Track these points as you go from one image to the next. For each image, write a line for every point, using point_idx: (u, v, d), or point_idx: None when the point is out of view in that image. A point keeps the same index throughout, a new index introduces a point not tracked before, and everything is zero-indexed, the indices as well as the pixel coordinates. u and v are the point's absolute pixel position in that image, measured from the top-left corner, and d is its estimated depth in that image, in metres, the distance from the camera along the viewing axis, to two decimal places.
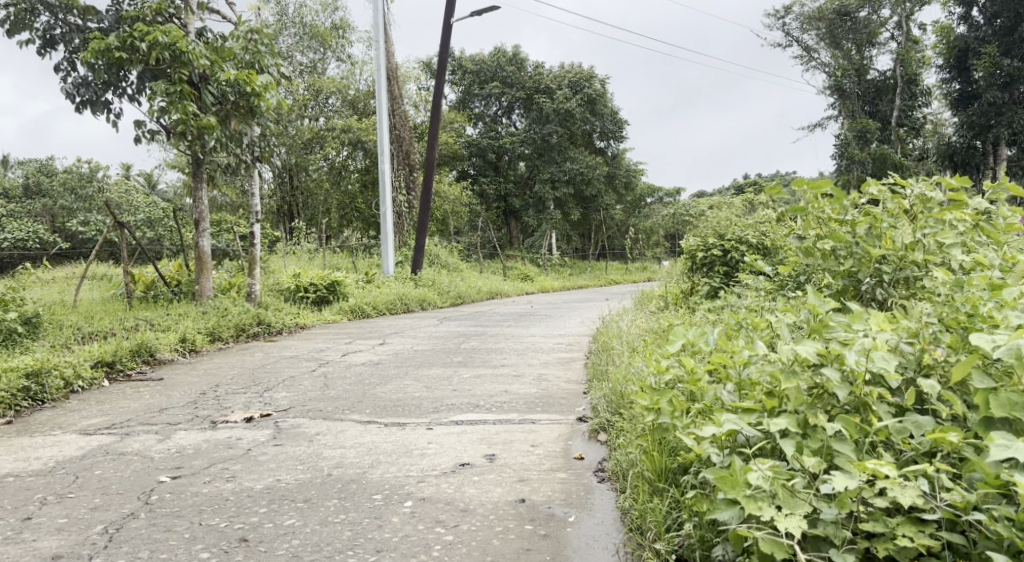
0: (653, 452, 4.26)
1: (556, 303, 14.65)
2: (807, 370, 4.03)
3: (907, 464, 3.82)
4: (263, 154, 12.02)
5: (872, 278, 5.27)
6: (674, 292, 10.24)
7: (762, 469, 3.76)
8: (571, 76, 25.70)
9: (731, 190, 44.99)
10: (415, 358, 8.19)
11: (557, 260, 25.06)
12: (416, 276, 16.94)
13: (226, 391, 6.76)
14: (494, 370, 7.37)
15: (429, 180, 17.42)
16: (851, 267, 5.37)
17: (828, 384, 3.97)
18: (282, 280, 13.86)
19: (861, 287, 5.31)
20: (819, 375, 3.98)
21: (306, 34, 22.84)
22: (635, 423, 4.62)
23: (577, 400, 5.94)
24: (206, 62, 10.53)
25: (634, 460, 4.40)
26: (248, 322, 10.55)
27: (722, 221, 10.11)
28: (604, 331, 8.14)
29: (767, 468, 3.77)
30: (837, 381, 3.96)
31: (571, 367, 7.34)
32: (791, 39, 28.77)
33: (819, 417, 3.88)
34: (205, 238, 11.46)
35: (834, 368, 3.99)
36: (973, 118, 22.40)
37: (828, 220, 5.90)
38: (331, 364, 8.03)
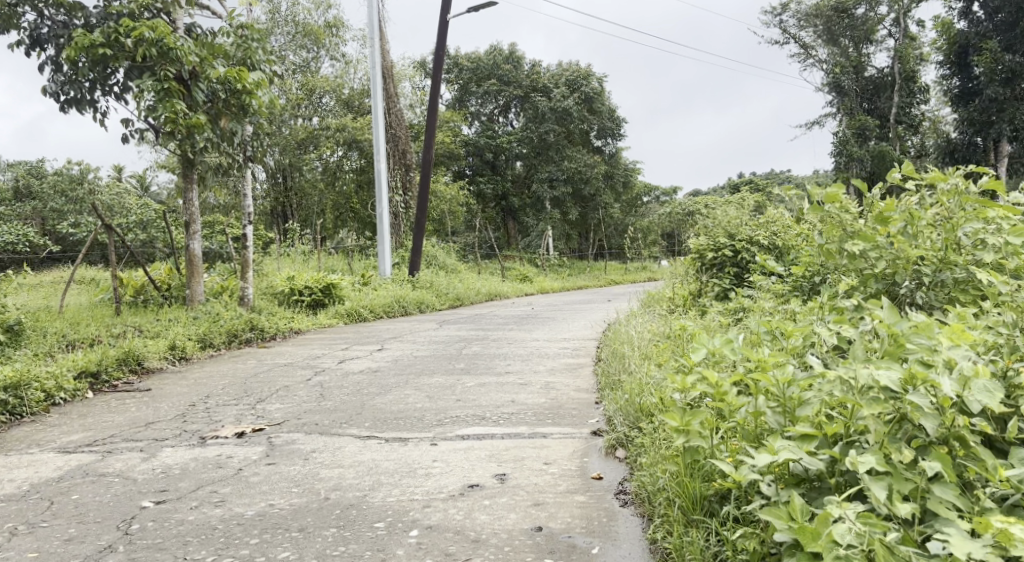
0: (686, 479, 3.97)
1: (557, 305, 14.29)
2: (885, 395, 3.76)
3: (1011, 509, 3.58)
4: (256, 154, 11.64)
5: (911, 282, 5.11)
6: (682, 294, 9.90)
7: (857, 516, 3.47)
8: (567, 74, 25.35)
9: (728, 189, 44.76)
10: (415, 365, 7.85)
11: (556, 261, 24.70)
12: (413, 278, 16.58)
13: (217, 403, 6.40)
14: (498, 378, 7.02)
15: (425, 181, 17.07)
16: (886, 270, 5.19)
17: (915, 413, 3.69)
18: (276, 283, 13.51)
19: (899, 293, 5.11)
20: (903, 403, 3.72)
21: (299, 33, 22.50)
22: (662, 443, 4.32)
23: (589, 411, 5.60)
24: (196, 59, 10.17)
25: (663, 484, 4.11)
26: (240, 327, 10.20)
27: (731, 220, 9.78)
28: (613, 336, 7.81)
29: (860, 515, 3.48)
30: (926, 412, 3.67)
31: (580, 375, 7.00)
32: (788, 37, 28.44)
33: (906, 453, 3.61)
34: (196, 240, 11.08)
35: (920, 395, 3.70)
36: (973, 115, 22.03)
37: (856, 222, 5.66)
38: (327, 372, 7.68)
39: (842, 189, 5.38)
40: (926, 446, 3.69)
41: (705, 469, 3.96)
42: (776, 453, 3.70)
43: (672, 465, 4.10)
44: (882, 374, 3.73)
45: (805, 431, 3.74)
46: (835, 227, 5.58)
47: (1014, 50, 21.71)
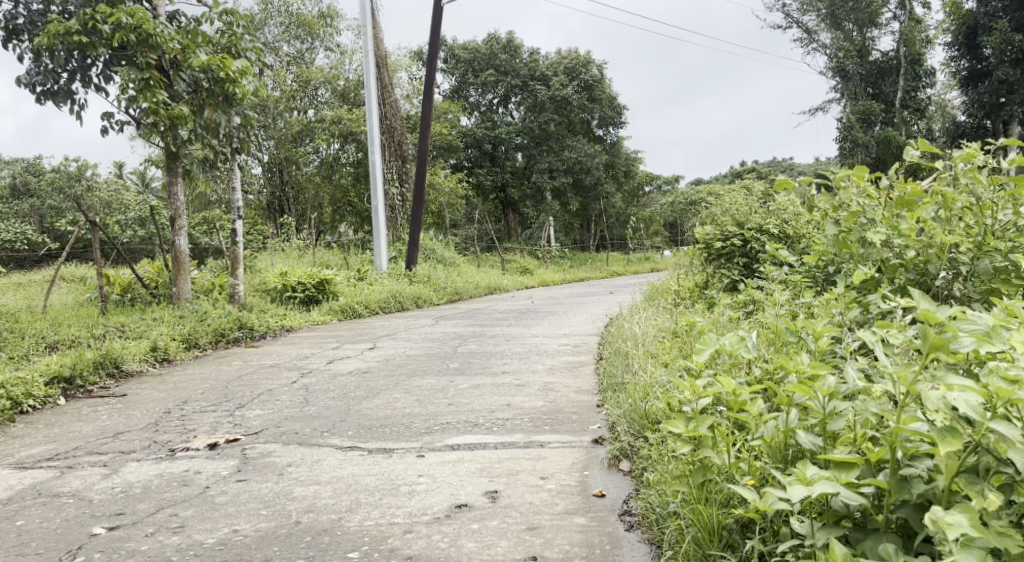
0: (699, 504, 3.63)
1: (559, 299, 13.86)
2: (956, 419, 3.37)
3: None
4: (243, 145, 11.21)
5: (948, 272, 4.76)
6: (688, 286, 9.49)
7: None
8: (567, 62, 24.87)
9: (731, 176, 44.33)
10: (407, 365, 7.45)
11: (557, 252, 24.29)
12: (410, 272, 16.17)
13: (193, 409, 6.00)
14: (494, 378, 6.62)
15: (422, 172, 16.64)
16: (917, 258, 4.84)
17: (1000, 445, 3.31)
18: (269, 279, 13.14)
19: (933, 283, 4.78)
20: (983, 433, 3.33)
21: (293, 24, 22.09)
22: (670, 458, 3.95)
23: (591, 416, 5.19)
24: (177, 46, 9.83)
25: (673, 507, 3.76)
26: (228, 327, 9.77)
27: (739, 207, 9.36)
28: (615, 332, 7.41)
29: None
30: (1013, 443, 3.30)
31: (581, 374, 6.59)
32: (791, 22, 27.92)
33: (992, 498, 3.25)
34: (181, 237, 10.68)
35: (1002, 425, 3.32)
36: (983, 97, 21.53)
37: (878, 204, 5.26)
38: (315, 374, 7.27)
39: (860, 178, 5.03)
40: (1011, 483, 3.33)
41: (719, 493, 3.64)
42: (811, 484, 3.40)
43: (683, 486, 3.74)
44: (959, 398, 3.32)
45: (842, 460, 3.42)
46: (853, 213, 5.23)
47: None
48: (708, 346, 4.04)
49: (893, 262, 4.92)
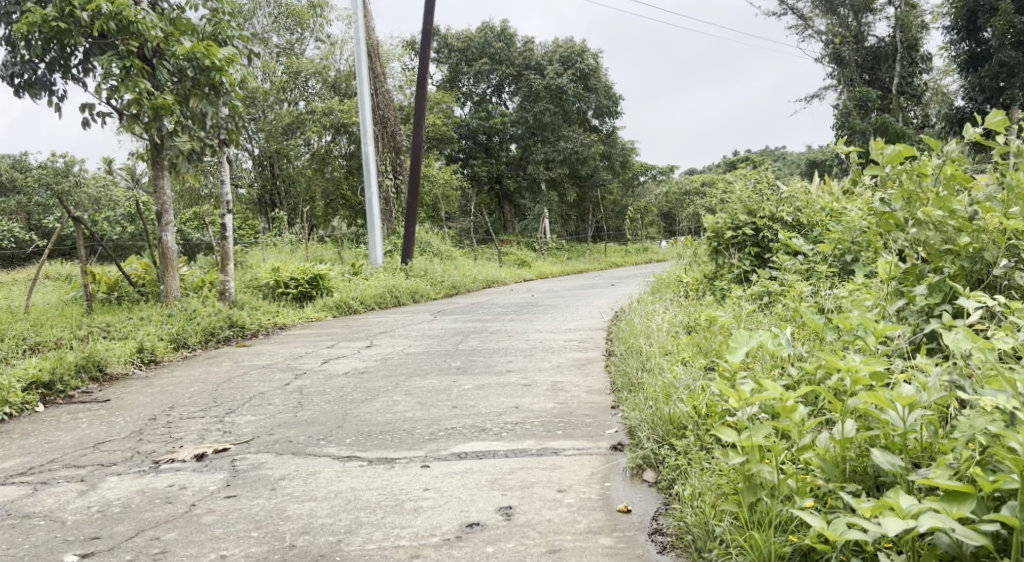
0: (754, 529, 3.49)
1: (559, 291, 13.48)
2: None
3: None
4: (231, 135, 10.88)
5: (1010, 260, 4.58)
6: (695, 278, 9.16)
7: None
8: (561, 51, 24.47)
9: (725, 165, 43.98)
10: (407, 364, 7.11)
11: (553, 244, 23.95)
12: (406, 266, 15.80)
13: (181, 415, 5.63)
14: (499, 377, 6.30)
15: (417, 164, 16.26)
16: (973, 245, 4.66)
17: None
18: (260, 276, 12.77)
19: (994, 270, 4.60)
20: None
21: (282, 13, 21.73)
22: (713, 473, 3.78)
23: (605, 419, 4.91)
24: (160, 34, 9.51)
25: (721, 528, 3.60)
26: (218, 325, 9.38)
27: (750, 194, 9.01)
28: (625, 326, 7.11)
29: None
30: None
31: (590, 372, 6.28)
32: (786, 9, 27.57)
33: None
34: (168, 231, 10.29)
35: None
36: (983, 81, 21.17)
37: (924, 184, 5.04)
38: (309, 375, 6.89)
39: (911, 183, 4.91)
40: None
41: (775, 516, 3.48)
42: (910, 518, 3.27)
43: (732, 506, 3.59)
44: None
45: (956, 491, 3.30)
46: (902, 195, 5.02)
47: None
48: (751, 341, 3.88)
49: (937, 249, 4.78)
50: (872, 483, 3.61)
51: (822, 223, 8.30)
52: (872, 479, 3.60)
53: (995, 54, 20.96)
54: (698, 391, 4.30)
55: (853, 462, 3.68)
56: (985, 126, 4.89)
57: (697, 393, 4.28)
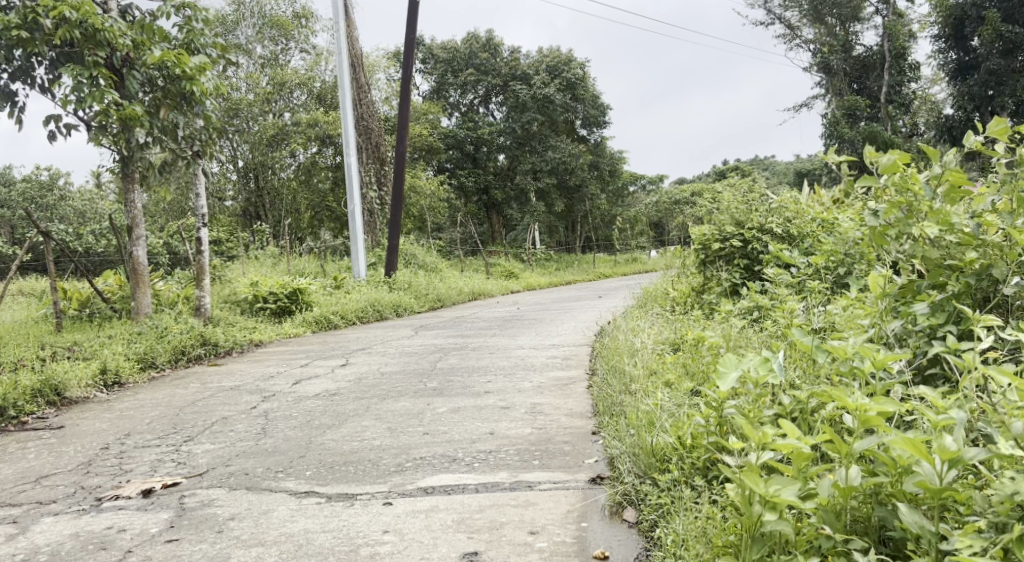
0: None
1: (546, 305, 13.13)
2: None
3: None
4: (206, 145, 10.48)
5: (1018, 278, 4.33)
6: (683, 291, 8.87)
7: None
8: (547, 60, 24.21)
9: (713, 176, 43.79)
10: (381, 385, 6.78)
11: (542, 254, 23.66)
12: (390, 279, 15.44)
13: (136, 443, 5.25)
14: (476, 399, 5.99)
15: (400, 177, 15.93)
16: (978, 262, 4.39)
17: None
18: (239, 290, 12.44)
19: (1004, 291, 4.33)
20: None
21: (266, 24, 21.49)
22: (710, 523, 3.55)
23: (584, 447, 4.62)
24: (129, 42, 9.21)
25: None
26: (189, 343, 9.01)
27: (738, 205, 8.73)
28: (609, 343, 6.82)
29: None
30: None
31: (571, 393, 5.95)
32: (773, 18, 27.39)
33: None
34: (139, 245, 9.94)
35: None
36: (972, 89, 20.90)
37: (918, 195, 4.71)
38: (278, 397, 6.54)
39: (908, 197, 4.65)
40: None
41: None
42: None
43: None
44: None
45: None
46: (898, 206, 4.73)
47: (1013, 20, 20.62)
48: (742, 368, 3.65)
49: (939, 265, 4.51)
50: (878, 536, 3.47)
51: (814, 235, 8.03)
52: (877, 531, 3.46)
53: (983, 62, 20.74)
54: (682, 419, 4.08)
55: (857, 511, 3.48)
56: (987, 136, 4.63)
57: (683, 422, 4.04)
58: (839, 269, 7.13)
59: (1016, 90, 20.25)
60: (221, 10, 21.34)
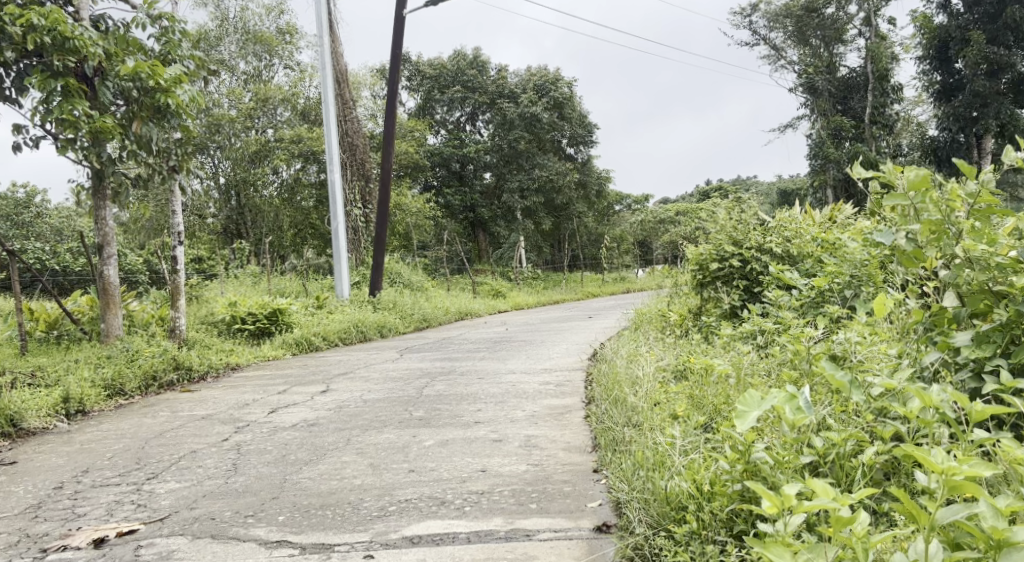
0: None
1: (535, 325, 12.71)
2: None
3: None
4: (182, 161, 10.00)
5: None
6: (680, 313, 8.48)
7: None
8: (534, 78, 23.90)
9: (700, 194, 43.57)
10: (363, 416, 6.31)
11: (529, 273, 23.30)
12: (374, 299, 14.99)
13: (94, 481, 4.81)
14: (465, 430, 5.58)
15: (385, 195, 15.52)
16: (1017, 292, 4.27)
17: None
18: (216, 310, 12.02)
19: None
20: None
21: (249, 40, 21.15)
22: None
23: (586, 486, 4.36)
24: (100, 52, 8.75)
25: None
26: (161, 368, 8.56)
27: (734, 224, 8.35)
28: (604, 371, 6.46)
29: None
30: None
31: (569, 425, 5.52)
32: (759, 38, 27.15)
33: None
34: (110, 266, 9.51)
35: None
36: (957, 110, 20.40)
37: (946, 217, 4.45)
38: (251, 429, 6.10)
39: (935, 219, 4.46)
40: None
41: None
42: None
43: None
44: None
45: None
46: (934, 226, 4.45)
47: (997, 43, 20.16)
48: (765, 405, 3.81)
49: (980, 293, 4.39)
50: None
51: (816, 255, 7.67)
52: None
53: (968, 84, 20.29)
54: (698, 460, 4.00)
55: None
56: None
57: (704, 465, 3.96)
58: (845, 292, 6.83)
59: (1001, 112, 19.84)
60: (203, 25, 20.88)
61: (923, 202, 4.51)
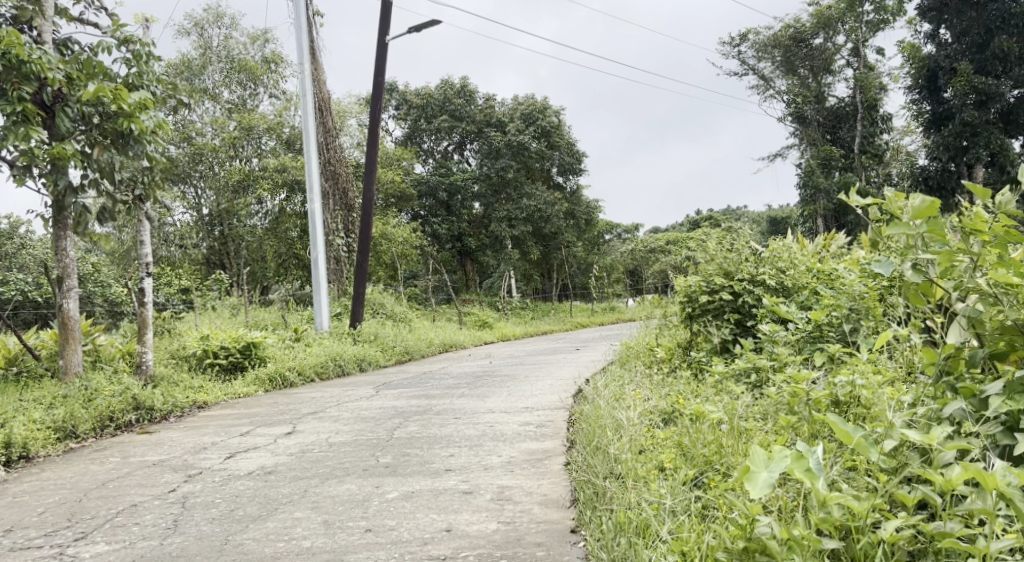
0: None
1: (520, 358, 12.23)
2: None
3: None
4: (150, 190, 9.53)
5: None
6: (668, 348, 8.04)
7: None
8: (522, 108, 23.58)
9: (690, 223, 43.31)
10: (326, 461, 5.86)
11: (517, 304, 22.84)
12: (355, 330, 14.50)
13: (17, 543, 4.42)
14: (433, 479, 5.13)
15: (367, 224, 15.07)
16: None
17: None
18: (187, 344, 11.53)
19: None
20: None
21: (232, 68, 20.79)
22: None
23: (562, 549, 4.03)
24: (60, 77, 8.32)
25: None
26: (119, 408, 8.07)
27: (724, 254, 7.93)
28: (585, 414, 5.98)
29: None
30: None
31: (548, 473, 5.07)
32: (747, 68, 26.88)
33: None
34: (69, 298, 9.02)
35: None
36: (945, 140, 20.01)
37: (962, 247, 4.03)
38: (204, 476, 5.65)
39: (949, 250, 4.01)
40: None
41: None
42: None
43: None
44: None
45: None
46: (949, 255, 4.01)
47: (986, 72, 19.81)
48: (774, 467, 3.63)
49: (1006, 337, 3.99)
50: None
51: (812, 287, 7.26)
52: None
53: (957, 114, 19.93)
54: (693, 534, 3.72)
55: None
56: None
57: (703, 535, 3.71)
58: (844, 326, 6.44)
59: (991, 142, 19.46)
60: (187, 54, 20.62)
61: (932, 230, 4.05)
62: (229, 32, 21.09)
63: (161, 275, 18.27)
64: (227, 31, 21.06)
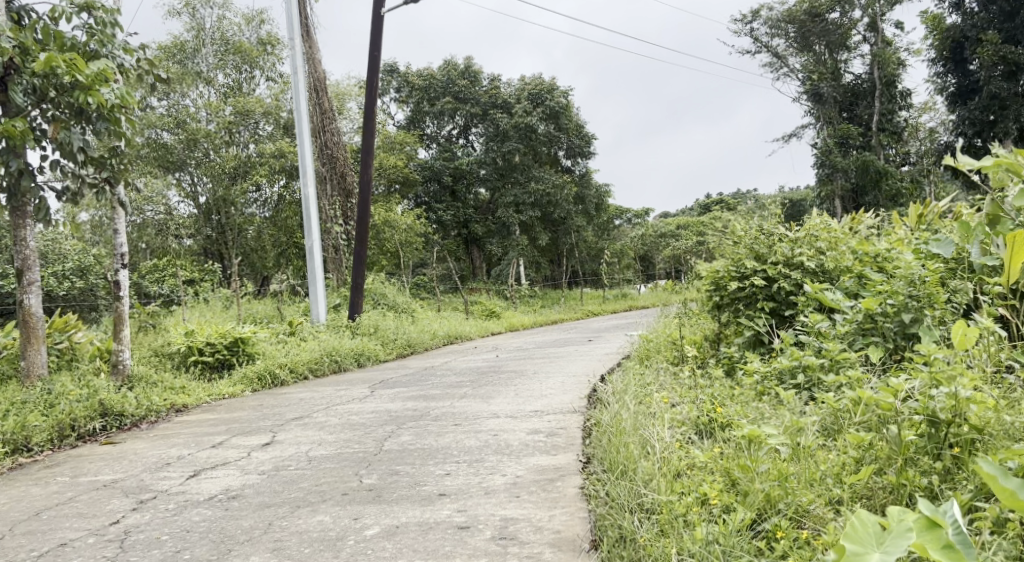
0: None
1: (530, 351, 11.34)
2: None
3: None
4: (118, 173, 8.49)
5: None
6: (693, 340, 7.18)
7: None
8: (529, 88, 22.59)
9: (701, 209, 42.07)
10: (301, 480, 5.05)
11: (526, 292, 21.93)
12: (354, 323, 13.63)
13: None
14: (423, 507, 4.30)
15: (365, 210, 14.15)
16: None
17: None
18: (171, 340, 10.72)
19: None
20: None
21: (228, 51, 19.92)
22: None
23: None
24: (11, 45, 7.39)
25: None
26: (82, 416, 7.24)
27: (755, 232, 7.00)
28: (603, 423, 5.08)
29: None
30: None
31: (560, 500, 4.24)
32: (760, 46, 25.73)
33: None
34: (32, 292, 8.14)
35: None
36: (972, 114, 18.97)
37: None
38: (158, 500, 4.85)
39: None
40: None
41: None
42: None
43: None
44: None
45: None
46: None
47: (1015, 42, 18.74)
48: (892, 547, 3.34)
49: None
50: None
51: (858, 271, 6.36)
52: None
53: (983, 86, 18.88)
54: None
55: None
56: None
57: None
58: (901, 316, 5.40)
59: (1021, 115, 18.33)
60: (179, 37, 19.74)
61: None
62: (223, 12, 20.03)
63: (156, 267, 17.47)
64: (222, 12, 20.00)
